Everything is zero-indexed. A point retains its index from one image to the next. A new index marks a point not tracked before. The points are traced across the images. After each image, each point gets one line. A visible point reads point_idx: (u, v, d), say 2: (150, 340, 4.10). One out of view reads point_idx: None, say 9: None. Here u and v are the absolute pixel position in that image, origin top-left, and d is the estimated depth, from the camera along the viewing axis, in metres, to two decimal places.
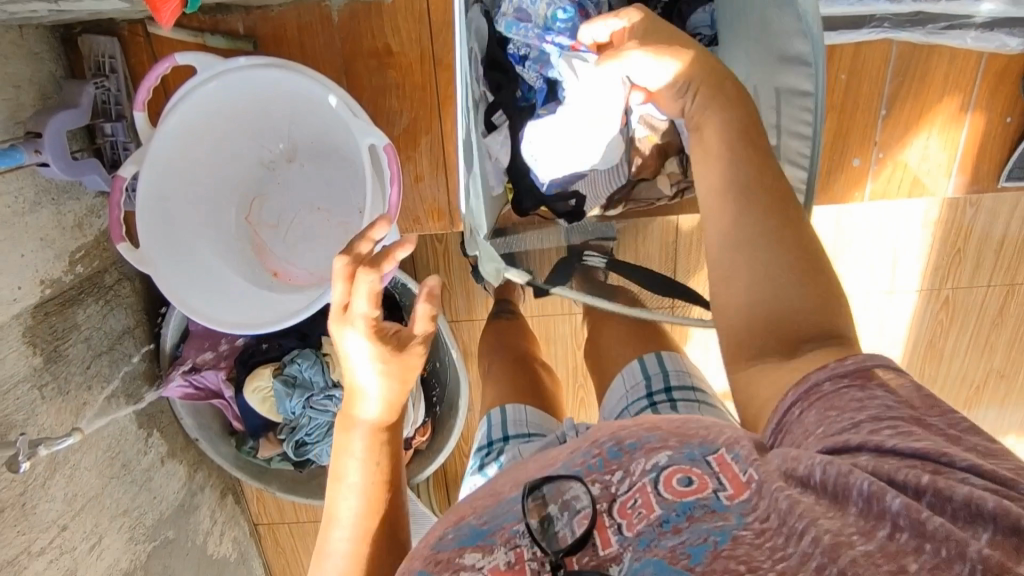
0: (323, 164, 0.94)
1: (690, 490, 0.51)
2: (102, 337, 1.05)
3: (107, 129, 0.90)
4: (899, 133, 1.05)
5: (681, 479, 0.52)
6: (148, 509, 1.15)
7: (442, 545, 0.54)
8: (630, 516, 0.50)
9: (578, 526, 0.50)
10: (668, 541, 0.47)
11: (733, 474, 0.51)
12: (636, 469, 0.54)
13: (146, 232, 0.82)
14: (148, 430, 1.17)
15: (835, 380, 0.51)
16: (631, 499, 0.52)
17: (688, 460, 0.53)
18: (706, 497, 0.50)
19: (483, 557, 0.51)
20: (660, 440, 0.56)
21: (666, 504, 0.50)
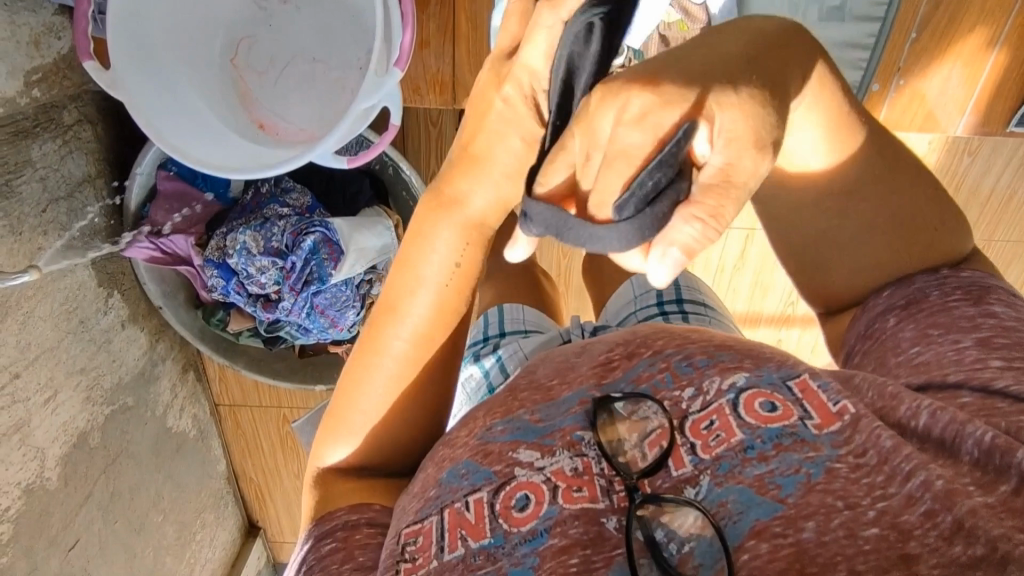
0: (322, 8, 0.85)
1: (775, 415, 0.47)
2: (59, 181, 0.96)
3: None
4: (924, 62, 1.01)
5: (760, 402, 0.48)
6: (106, 371, 1.10)
7: (490, 436, 0.52)
8: (707, 439, 0.47)
9: (649, 448, 0.47)
10: (755, 470, 0.44)
11: (821, 403, 0.47)
12: (711, 388, 0.50)
13: (119, 54, 0.72)
14: (108, 290, 1.10)
15: (943, 293, 0.53)
16: (707, 421, 0.48)
17: (768, 385, 0.49)
18: (796, 425, 0.45)
19: (543, 459, 0.49)
20: (736, 361, 0.52)
21: (749, 429, 0.46)
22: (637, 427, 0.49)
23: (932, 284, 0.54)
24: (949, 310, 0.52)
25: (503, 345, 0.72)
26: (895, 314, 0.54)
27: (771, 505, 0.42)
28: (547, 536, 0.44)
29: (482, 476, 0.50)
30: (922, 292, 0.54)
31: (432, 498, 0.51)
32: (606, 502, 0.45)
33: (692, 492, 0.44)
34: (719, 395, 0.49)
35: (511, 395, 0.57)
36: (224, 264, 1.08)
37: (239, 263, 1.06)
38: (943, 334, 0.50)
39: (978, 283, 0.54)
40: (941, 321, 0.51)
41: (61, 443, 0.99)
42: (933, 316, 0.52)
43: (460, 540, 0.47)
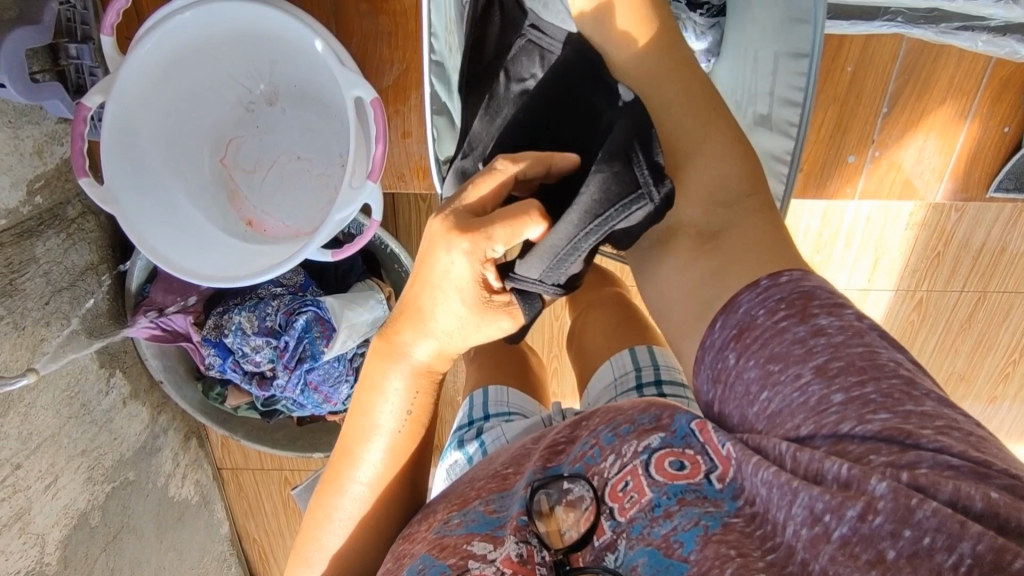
0: (305, 109, 0.88)
1: (682, 473, 0.52)
2: (62, 273, 1.01)
3: (72, 51, 0.83)
4: (898, 134, 1.03)
5: (670, 461, 0.52)
6: (107, 450, 1.13)
7: (448, 530, 0.59)
8: (624, 501, 0.52)
9: (583, 522, 0.53)
10: (661, 529, 0.49)
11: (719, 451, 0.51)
12: (627, 451, 0.54)
13: (112, 170, 0.77)
14: (110, 370, 1.13)
15: (768, 310, 0.51)
16: (623, 483, 0.53)
17: (682, 441, 0.53)
18: (699, 484, 0.51)
19: (495, 549, 0.54)
20: (653, 419, 0.56)
21: (656, 487, 0.51)
22: (574, 505, 0.54)
23: (754, 301, 0.53)
24: (780, 334, 0.49)
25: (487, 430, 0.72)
26: (732, 348, 0.52)
27: (678, 565, 0.46)
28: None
29: (438, 570, 0.55)
30: (746, 315, 0.52)
31: None
32: None
33: (612, 559, 0.51)
34: (631, 455, 0.54)
35: (469, 487, 0.64)
36: (220, 343, 1.11)
37: (235, 342, 1.10)
38: (782, 367, 0.48)
39: (799, 288, 0.51)
40: (778, 353, 0.48)
41: (61, 526, 1.02)
42: (765, 346, 0.49)
43: None
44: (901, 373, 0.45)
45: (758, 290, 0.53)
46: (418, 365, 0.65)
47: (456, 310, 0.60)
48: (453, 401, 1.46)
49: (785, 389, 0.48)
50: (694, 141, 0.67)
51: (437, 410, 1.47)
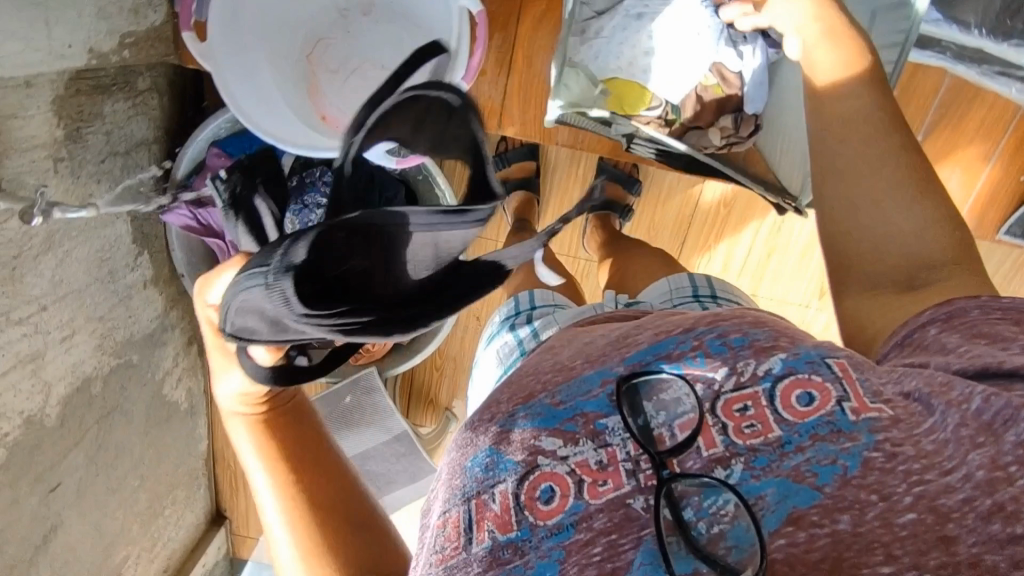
0: (397, 24, 0.94)
1: (812, 407, 0.50)
2: (121, 138, 1.04)
3: None
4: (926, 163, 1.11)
5: (799, 394, 0.51)
6: (121, 326, 1.14)
7: (511, 424, 0.56)
8: (739, 424, 0.51)
9: (682, 429, 0.52)
10: (792, 462, 0.48)
11: (858, 390, 0.50)
12: (745, 369, 0.53)
13: (216, 31, 0.81)
14: (140, 249, 1.15)
15: (983, 311, 0.52)
16: (742, 404, 0.52)
17: (805, 369, 0.52)
18: (833, 415, 0.49)
19: (568, 447, 0.53)
20: (771, 342, 0.55)
21: (787, 424, 0.50)
22: (667, 406, 0.54)
23: (971, 303, 0.53)
24: (989, 323, 0.51)
25: (538, 316, 0.75)
26: (937, 325, 0.54)
27: (808, 492, 0.46)
28: (574, 530, 0.49)
29: (507, 466, 0.53)
30: (960, 309, 0.53)
31: (457, 491, 0.55)
32: (630, 485, 0.50)
33: (722, 473, 0.49)
34: (754, 381, 0.53)
35: (534, 381, 0.61)
36: None
37: None
38: (978, 340, 0.50)
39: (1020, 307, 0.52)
40: (986, 331, 0.51)
41: (67, 383, 1.02)
42: (968, 325, 0.52)
43: (489, 530, 0.50)
44: None
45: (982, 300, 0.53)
46: (239, 411, 0.70)
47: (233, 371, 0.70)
48: (457, 356, 1.48)
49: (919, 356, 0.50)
50: (894, 203, 0.63)
51: (440, 362, 1.49)
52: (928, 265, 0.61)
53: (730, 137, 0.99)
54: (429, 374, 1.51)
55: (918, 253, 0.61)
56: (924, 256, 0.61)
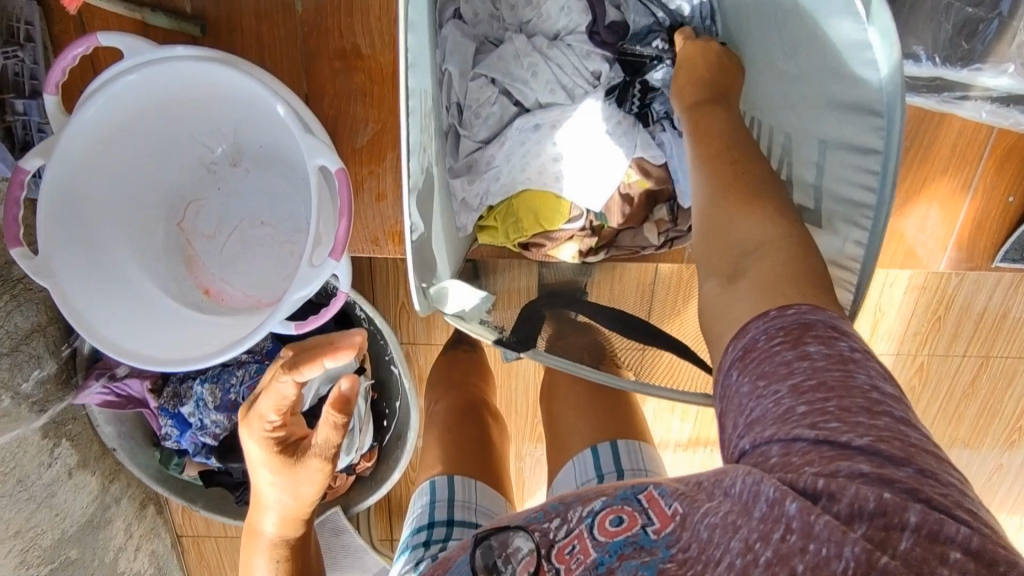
0: (272, 171, 0.82)
1: (620, 529, 0.51)
2: (3, 339, 0.92)
3: (18, 106, 0.77)
4: (899, 201, 0.98)
5: (611, 518, 0.52)
6: (47, 528, 1.03)
7: None
8: (569, 562, 0.51)
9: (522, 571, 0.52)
10: None
11: (662, 511, 0.51)
12: (572, 516, 0.54)
13: (51, 241, 0.70)
14: (54, 440, 1.04)
15: (769, 337, 0.51)
16: (569, 545, 0.52)
17: (618, 501, 0.53)
18: (636, 535, 0.50)
19: None
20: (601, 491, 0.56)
21: (599, 545, 0.51)
22: (509, 558, 0.53)
23: (760, 328, 0.52)
24: (773, 356, 0.50)
25: (447, 545, 0.65)
26: (736, 366, 0.52)
27: None
28: None
29: None
30: (751, 341, 0.52)
31: None
32: None
33: None
34: (580, 519, 0.54)
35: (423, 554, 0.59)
36: (179, 414, 1.02)
37: (195, 414, 1.01)
38: (764, 383, 0.49)
39: (803, 319, 0.51)
40: (766, 371, 0.49)
41: None
42: (758, 364, 0.50)
43: None
44: None
45: (767, 318, 0.52)
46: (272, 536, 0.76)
47: (269, 479, 0.72)
48: None
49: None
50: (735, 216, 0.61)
51: (414, 476, 1.36)
52: (760, 253, 0.58)
53: (669, 232, 0.88)
54: (404, 490, 1.38)
55: (735, 237, 0.60)
56: (740, 253, 0.59)
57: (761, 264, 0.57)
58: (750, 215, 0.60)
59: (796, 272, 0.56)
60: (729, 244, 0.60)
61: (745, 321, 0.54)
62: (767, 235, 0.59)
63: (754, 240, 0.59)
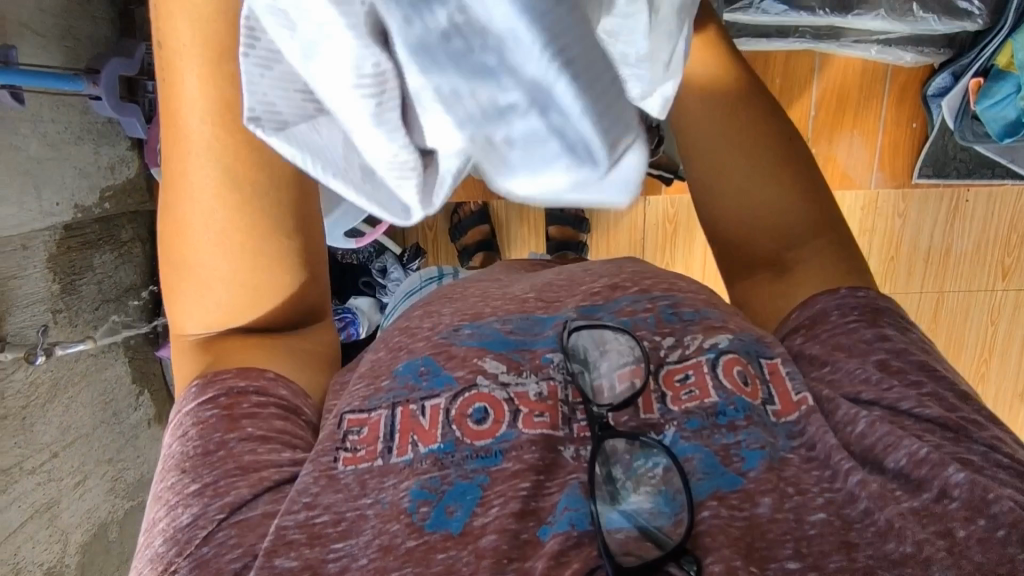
0: None
1: (743, 391, 0.56)
2: (111, 286, 1.12)
3: (149, 86, 1.03)
4: (827, 132, 1.23)
5: (737, 375, 0.57)
6: (131, 466, 1.16)
7: (462, 342, 0.62)
8: (679, 392, 0.57)
9: (619, 380, 0.58)
10: (724, 439, 0.53)
11: (785, 388, 0.58)
12: (689, 346, 0.60)
13: None
14: (140, 388, 1.20)
15: (843, 313, 0.62)
16: (683, 375, 0.58)
17: (743, 356, 0.59)
18: (760, 407, 0.56)
19: (510, 374, 0.58)
20: (721, 322, 0.62)
21: (723, 397, 0.56)
22: (610, 357, 0.59)
23: (830, 303, 0.63)
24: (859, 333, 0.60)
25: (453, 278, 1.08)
26: (804, 333, 0.63)
27: (733, 477, 0.51)
28: (501, 457, 0.53)
29: (444, 380, 0.59)
30: (823, 313, 0.63)
31: (382, 394, 0.59)
32: (564, 430, 0.55)
33: (656, 434, 0.54)
34: (698, 356, 0.59)
35: (483, 304, 0.68)
36: None
37: None
38: (860, 365, 0.59)
39: (873, 304, 0.62)
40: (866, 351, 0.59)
41: (83, 529, 1.03)
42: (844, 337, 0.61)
43: (412, 442, 0.55)
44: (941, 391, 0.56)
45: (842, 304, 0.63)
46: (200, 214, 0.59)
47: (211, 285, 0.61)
48: None
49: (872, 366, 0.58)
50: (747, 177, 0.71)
51: None
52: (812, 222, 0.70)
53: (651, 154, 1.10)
54: None
55: (791, 217, 0.71)
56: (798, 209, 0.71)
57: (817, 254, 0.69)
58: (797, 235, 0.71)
59: (837, 238, 0.70)
60: (727, 226, 0.74)
61: (816, 297, 0.65)
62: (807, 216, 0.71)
63: (767, 209, 0.71)
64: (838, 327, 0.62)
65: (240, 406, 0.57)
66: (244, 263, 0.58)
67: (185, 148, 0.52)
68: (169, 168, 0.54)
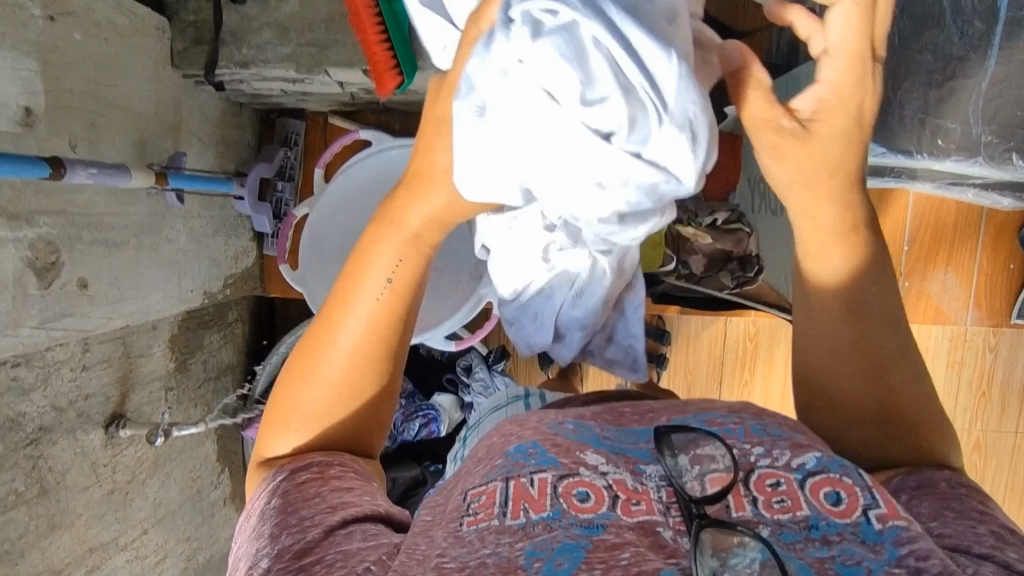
0: (446, 233, 1.14)
1: (838, 507, 0.49)
2: (213, 364, 1.17)
3: (279, 187, 1.13)
4: (921, 268, 1.24)
5: (827, 493, 0.50)
6: (203, 546, 1.16)
7: (561, 432, 0.59)
8: (770, 497, 0.50)
9: (712, 484, 0.52)
10: (817, 552, 0.46)
11: (888, 499, 0.49)
12: (780, 456, 0.53)
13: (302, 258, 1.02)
14: (222, 466, 1.22)
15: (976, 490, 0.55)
16: (774, 480, 0.52)
17: (836, 470, 0.51)
18: (857, 526, 0.47)
19: (607, 465, 0.55)
20: (809, 441, 0.55)
21: (813, 511, 0.49)
22: (702, 461, 0.53)
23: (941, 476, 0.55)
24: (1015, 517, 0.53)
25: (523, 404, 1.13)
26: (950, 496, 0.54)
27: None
28: (603, 529, 0.48)
29: (548, 461, 0.55)
30: (930, 482, 0.55)
31: (499, 466, 0.57)
32: (662, 516, 0.50)
33: (764, 531, 0.48)
34: (787, 470, 0.52)
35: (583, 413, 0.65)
36: None
37: None
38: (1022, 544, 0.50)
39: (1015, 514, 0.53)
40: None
41: None
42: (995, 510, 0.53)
43: (523, 509, 0.51)
44: None
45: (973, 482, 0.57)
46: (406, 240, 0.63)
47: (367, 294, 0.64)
48: None
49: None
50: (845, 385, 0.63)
51: None
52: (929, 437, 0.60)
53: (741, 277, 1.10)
54: None
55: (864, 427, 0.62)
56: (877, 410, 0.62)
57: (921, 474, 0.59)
58: (906, 438, 0.61)
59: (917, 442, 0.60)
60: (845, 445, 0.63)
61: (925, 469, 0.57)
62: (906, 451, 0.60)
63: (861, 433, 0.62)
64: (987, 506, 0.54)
65: (331, 471, 0.61)
66: (362, 401, 0.66)
67: (386, 234, 0.64)
68: (349, 283, 0.65)
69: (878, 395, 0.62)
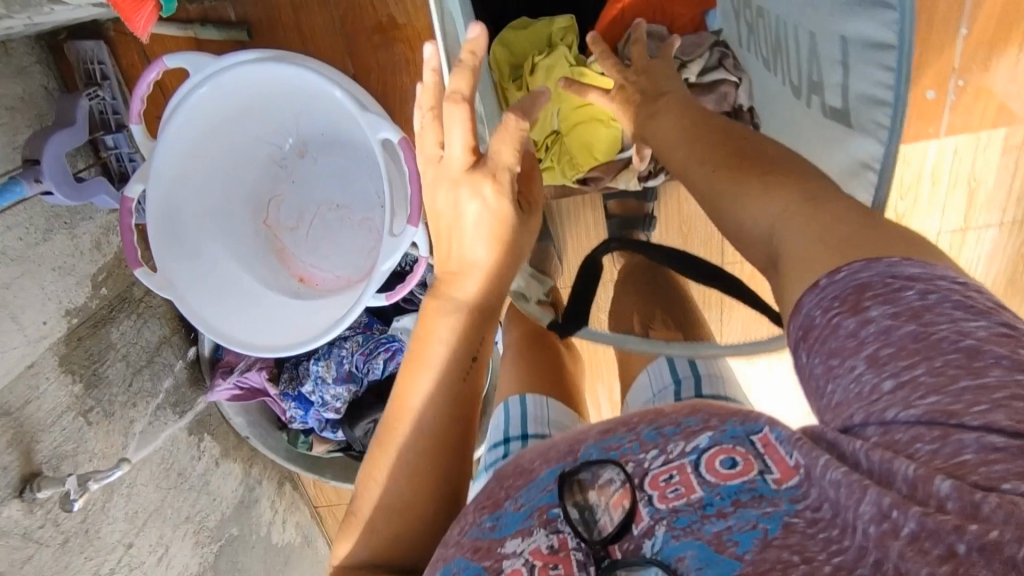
0: (336, 154, 0.87)
1: (734, 472, 0.43)
2: (140, 352, 1.03)
3: (109, 142, 0.84)
4: (983, 55, 1.03)
5: (720, 459, 0.44)
6: (209, 512, 1.17)
7: (481, 532, 0.46)
8: (665, 491, 0.44)
9: (614, 508, 0.45)
10: (713, 526, 0.41)
11: (781, 453, 0.42)
12: (673, 449, 0.46)
13: (163, 255, 0.77)
14: (199, 435, 1.17)
15: (824, 310, 0.40)
16: (666, 474, 0.45)
17: (730, 439, 0.44)
18: (755, 481, 0.42)
19: (523, 541, 0.45)
20: (704, 421, 0.47)
21: (707, 486, 0.43)
22: (601, 491, 0.46)
23: (813, 301, 0.41)
24: (835, 328, 0.39)
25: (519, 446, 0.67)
26: (801, 349, 0.41)
27: (730, 563, 0.39)
28: None
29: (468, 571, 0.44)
30: (864, 282, 0.39)
31: None
32: None
33: (649, 547, 0.42)
34: (681, 452, 0.46)
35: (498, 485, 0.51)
36: (300, 395, 1.13)
37: (315, 392, 1.11)
38: (839, 361, 0.38)
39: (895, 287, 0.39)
40: (836, 346, 0.39)
41: None
42: (823, 341, 0.39)
43: None
44: (964, 332, 0.36)
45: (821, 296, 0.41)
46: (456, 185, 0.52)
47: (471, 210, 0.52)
48: None
49: (832, 373, 0.39)
50: (740, 211, 0.52)
51: None
52: (809, 223, 0.46)
53: None
54: None
55: (783, 241, 0.47)
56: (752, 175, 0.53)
57: (809, 240, 0.45)
58: (776, 204, 0.49)
59: (808, 195, 0.48)
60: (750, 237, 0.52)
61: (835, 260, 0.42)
62: (792, 219, 0.47)
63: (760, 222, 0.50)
64: (838, 328, 0.39)
65: None
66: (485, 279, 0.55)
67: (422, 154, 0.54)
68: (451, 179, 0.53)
69: (747, 217, 0.51)
